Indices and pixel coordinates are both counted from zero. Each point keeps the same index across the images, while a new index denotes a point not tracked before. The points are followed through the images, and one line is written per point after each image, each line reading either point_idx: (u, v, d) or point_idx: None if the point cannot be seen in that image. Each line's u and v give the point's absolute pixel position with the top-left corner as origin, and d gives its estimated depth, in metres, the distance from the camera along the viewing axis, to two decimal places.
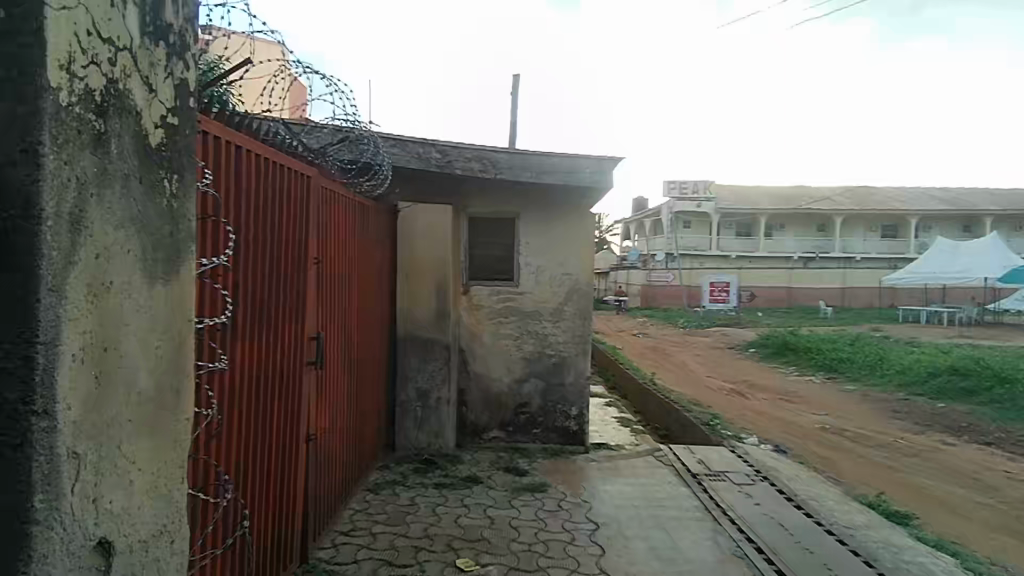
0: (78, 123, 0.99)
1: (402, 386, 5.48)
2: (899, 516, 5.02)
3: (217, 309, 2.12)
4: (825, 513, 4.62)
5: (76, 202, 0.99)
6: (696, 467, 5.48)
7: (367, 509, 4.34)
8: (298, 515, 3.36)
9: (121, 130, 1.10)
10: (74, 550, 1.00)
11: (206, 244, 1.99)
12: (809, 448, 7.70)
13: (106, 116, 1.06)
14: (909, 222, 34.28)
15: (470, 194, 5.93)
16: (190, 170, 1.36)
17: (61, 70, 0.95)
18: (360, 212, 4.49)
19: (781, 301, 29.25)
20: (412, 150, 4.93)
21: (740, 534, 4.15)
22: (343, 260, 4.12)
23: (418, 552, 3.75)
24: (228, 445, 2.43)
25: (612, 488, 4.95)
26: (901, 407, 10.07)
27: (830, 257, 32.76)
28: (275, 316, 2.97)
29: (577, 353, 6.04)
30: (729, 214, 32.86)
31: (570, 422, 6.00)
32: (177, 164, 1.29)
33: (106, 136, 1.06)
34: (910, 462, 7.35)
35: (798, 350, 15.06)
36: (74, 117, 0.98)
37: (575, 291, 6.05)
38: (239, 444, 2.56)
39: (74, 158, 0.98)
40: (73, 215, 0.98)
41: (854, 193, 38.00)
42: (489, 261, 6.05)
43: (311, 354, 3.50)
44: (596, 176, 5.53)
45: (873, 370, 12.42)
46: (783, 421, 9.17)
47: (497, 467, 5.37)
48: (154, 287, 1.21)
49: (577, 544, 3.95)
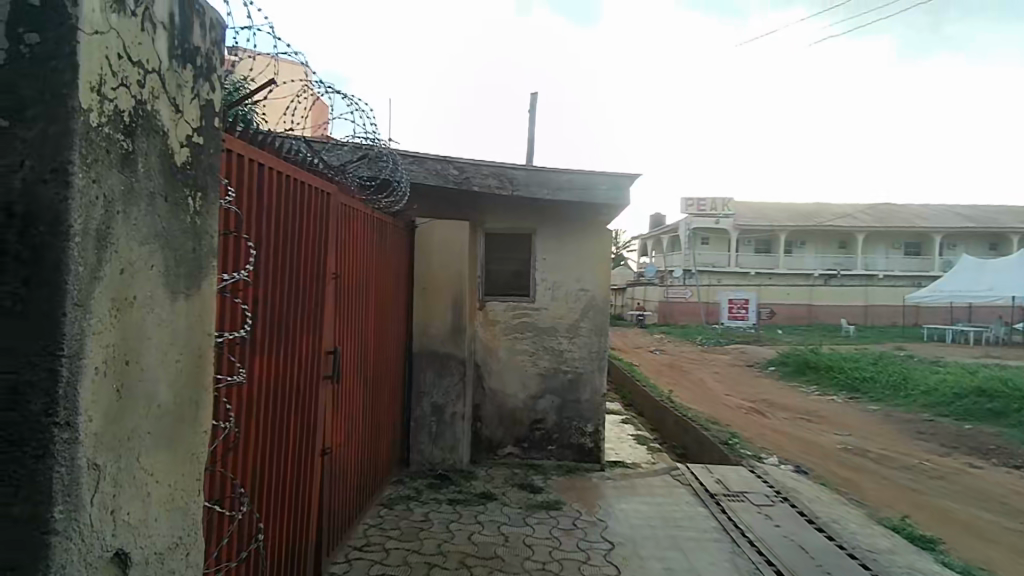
0: (107, 142, 1.02)
1: (417, 401, 5.50)
2: (925, 540, 4.88)
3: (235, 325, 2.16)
4: (847, 536, 4.51)
5: (103, 219, 1.01)
6: (714, 487, 5.39)
7: (380, 524, 4.33)
8: (312, 529, 3.37)
9: (148, 149, 1.13)
10: (91, 560, 1.02)
11: (226, 261, 2.03)
12: (831, 469, 7.54)
13: (133, 136, 1.09)
14: (933, 239, 33.73)
15: (486, 211, 5.98)
16: (214, 187, 1.40)
17: (92, 92, 0.98)
18: (379, 227, 4.55)
19: (802, 318, 28.85)
20: (430, 167, 5.00)
21: (759, 556, 4.07)
22: (361, 274, 4.16)
23: (431, 569, 3.72)
24: (244, 456, 2.45)
25: (628, 507, 4.88)
26: (926, 428, 9.81)
27: (851, 275, 32.31)
28: (293, 330, 3.01)
29: (594, 369, 6.00)
30: (748, 230, 32.67)
31: (585, 439, 5.95)
32: (202, 182, 1.33)
33: (133, 155, 1.09)
34: (936, 485, 7.15)
35: (819, 369, 14.81)
36: (103, 136, 1.01)
37: (591, 307, 6.03)
38: (255, 456, 2.58)
39: (102, 176, 1.01)
40: (99, 232, 1.01)
41: (876, 210, 37.48)
42: (505, 277, 6.07)
43: (328, 368, 3.52)
44: (611, 192, 5.53)
45: (897, 391, 12.14)
46: (804, 441, 8.99)
47: (511, 483, 5.34)
48: (176, 302, 1.24)
49: (591, 563, 3.90)
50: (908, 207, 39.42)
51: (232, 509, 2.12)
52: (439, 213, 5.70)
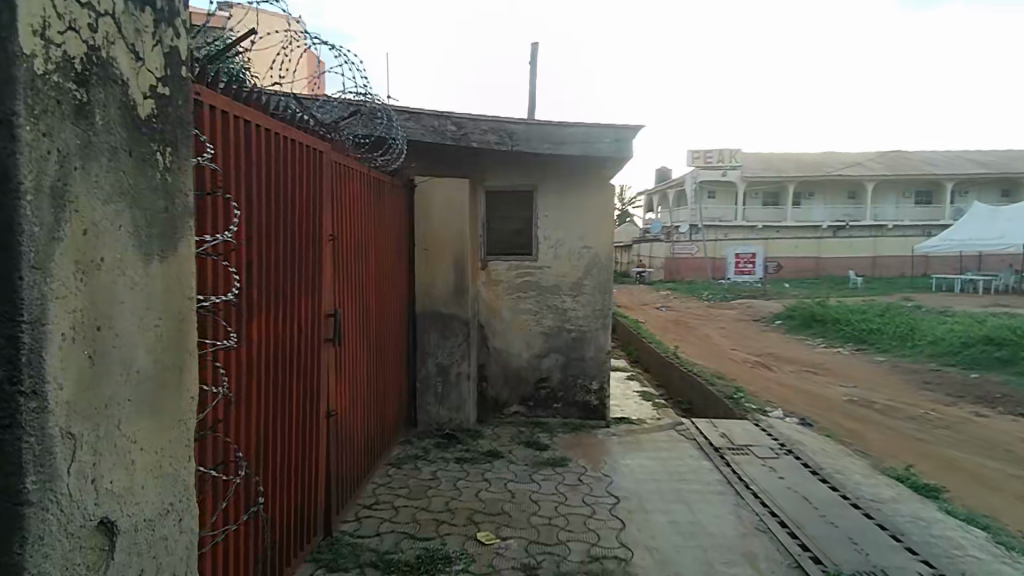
0: (56, 92, 0.95)
1: (422, 361, 5.52)
2: (930, 489, 4.91)
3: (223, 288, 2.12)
4: (852, 487, 4.54)
5: (58, 175, 0.96)
6: (719, 441, 5.42)
7: (389, 483, 4.39)
8: (320, 490, 3.42)
9: (107, 101, 1.06)
10: (73, 531, 1.00)
11: (204, 222, 1.94)
12: (836, 420, 7.58)
13: (88, 85, 1.02)
14: (944, 187, 33.19)
15: (486, 168, 5.86)
16: (185, 139, 1.32)
17: (34, 36, 0.91)
18: (376, 187, 4.46)
19: (809, 271, 28.68)
20: (427, 123, 4.88)
21: (763, 507, 4.11)
22: (359, 234, 4.10)
23: (439, 525, 3.78)
24: (244, 421, 2.44)
25: (633, 462, 4.94)
26: (933, 378, 9.81)
27: (860, 226, 31.97)
28: (290, 293, 2.96)
29: (598, 327, 5.96)
30: (756, 182, 32.23)
31: (590, 396, 5.97)
32: (171, 137, 1.25)
33: (89, 107, 1.02)
34: (941, 434, 7.18)
35: (826, 322, 14.78)
36: (52, 86, 0.94)
37: (595, 265, 5.95)
38: (257, 419, 2.58)
39: (53, 129, 0.95)
40: (55, 188, 0.95)
41: (886, 159, 36.71)
42: (507, 235, 5.99)
43: (329, 331, 3.50)
44: (615, 145, 5.37)
45: (904, 342, 12.12)
46: (810, 393, 9.02)
47: (517, 441, 5.39)
48: (150, 265, 1.19)
49: (597, 517, 3.95)
50: (919, 155, 38.67)
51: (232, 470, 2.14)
52: (439, 171, 5.60)
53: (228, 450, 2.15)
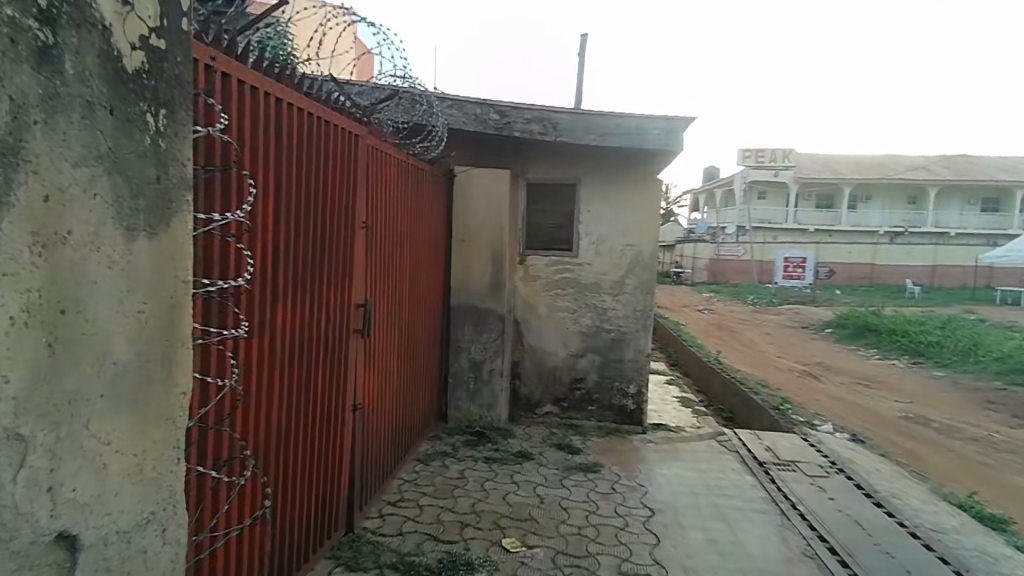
0: (10, 29, 0.82)
1: (455, 355, 5.42)
2: (997, 520, 4.50)
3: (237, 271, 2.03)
4: (909, 514, 4.18)
5: (9, 127, 0.84)
6: (763, 455, 5.11)
7: (415, 480, 4.28)
8: (344, 486, 3.32)
9: (79, 46, 0.93)
10: (19, 549, 0.88)
11: (217, 201, 1.84)
12: (890, 438, 7.12)
13: (55, 26, 0.89)
14: (1015, 194, 31.23)
15: (529, 159, 5.67)
16: (184, 101, 1.20)
17: None
18: (414, 174, 4.32)
19: (861, 278, 27.47)
20: (469, 111, 4.79)
21: (811, 531, 3.81)
22: (393, 223, 3.95)
23: (463, 528, 3.64)
24: (261, 416, 2.33)
25: (670, 473, 4.70)
26: (998, 397, 9.15)
27: (919, 232, 30.42)
28: (319, 281, 2.85)
29: (639, 329, 5.70)
30: (808, 184, 31.06)
31: (627, 400, 5.73)
32: (166, 95, 1.13)
33: (56, 50, 0.90)
34: (1008, 459, 6.65)
35: (880, 332, 14.04)
36: (5, 20, 0.81)
37: (638, 264, 5.69)
38: (276, 414, 2.47)
39: (5, 73, 0.83)
40: (6, 144, 0.84)
41: (951, 162, 34.79)
42: (547, 230, 5.80)
43: (358, 322, 3.37)
44: (664, 138, 5.09)
45: (965, 357, 11.39)
46: (861, 408, 8.54)
47: (548, 443, 5.21)
48: (133, 242, 1.07)
49: (630, 530, 3.74)
50: (989, 158, 36.47)
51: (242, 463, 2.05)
52: (481, 161, 5.45)
53: (238, 447, 2.03)
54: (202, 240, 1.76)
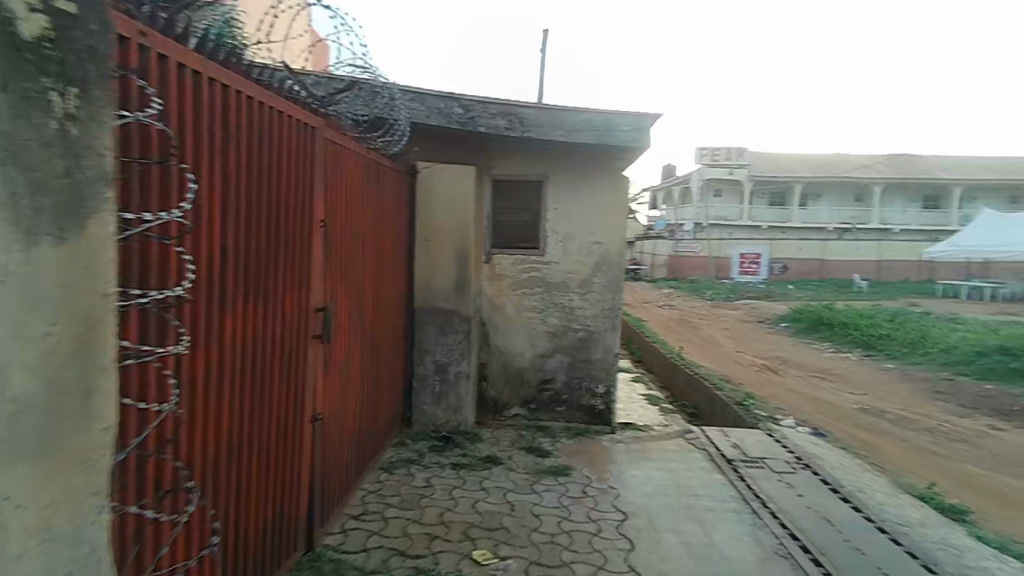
0: None
1: (419, 358, 5.25)
2: (956, 510, 4.61)
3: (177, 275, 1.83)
4: (876, 508, 4.23)
5: None
6: (732, 452, 5.11)
7: (379, 491, 4.09)
8: (303, 502, 3.12)
9: None
10: None
11: (154, 197, 1.65)
12: (848, 431, 7.29)
13: None
14: (953, 192, 32.78)
15: (495, 155, 5.52)
16: (100, 82, 1.09)
17: None
18: (375, 170, 4.13)
19: (813, 273, 28.36)
20: (432, 105, 4.61)
21: (783, 529, 3.80)
22: (354, 222, 3.75)
23: (432, 541, 3.47)
24: (208, 434, 2.12)
25: (640, 473, 4.64)
26: (946, 388, 9.51)
27: (866, 229, 31.61)
28: (273, 286, 2.63)
29: (607, 328, 5.63)
30: (762, 182, 31.86)
31: (596, 401, 5.65)
32: (78, 71, 1.03)
33: None
34: (959, 449, 6.88)
35: (834, 326, 14.46)
36: None
37: (606, 262, 5.61)
38: (225, 432, 2.25)
39: None
40: None
41: (895, 161, 36.26)
42: (513, 227, 5.67)
43: (317, 328, 3.16)
44: (632, 134, 5.02)
45: (914, 349, 11.82)
46: (819, 401, 8.73)
47: (517, 446, 5.09)
48: (34, 251, 0.97)
49: (603, 536, 3.65)
50: (929, 158, 38.18)
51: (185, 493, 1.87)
52: (445, 157, 5.27)
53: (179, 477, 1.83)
54: (130, 244, 1.55)
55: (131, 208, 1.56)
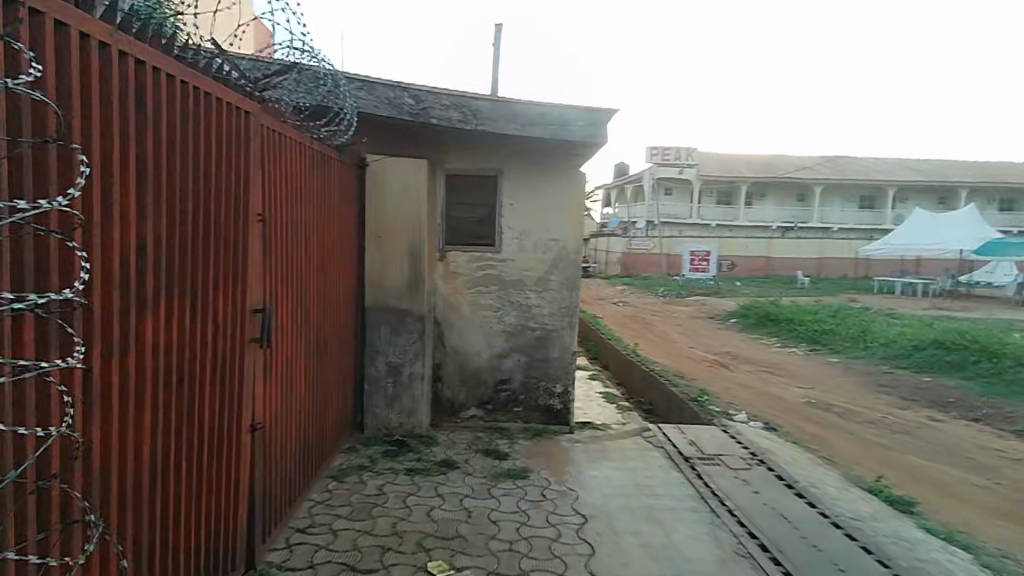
0: None
1: (371, 359, 5.04)
2: (903, 503, 4.73)
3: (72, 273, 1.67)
4: (829, 503, 4.28)
5: None
6: (689, 449, 5.10)
7: (328, 501, 3.85)
8: (242, 517, 2.89)
9: None
10: None
11: (53, 182, 1.51)
12: (797, 424, 7.45)
13: None
14: (888, 192, 34.43)
15: (449, 148, 5.34)
16: None
17: None
18: (319, 161, 3.90)
19: (759, 270, 29.25)
20: (381, 94, 4.44)
21: (742, 528, 3.79)
22: (297, 216, 3.53)
23: (384, 554, 3.28)
24: (121, 449, 1.91)
25: (599, 474, 4.56)
26: (887, 381, 9.90)
27: (809, 228, 32.84)
28: (202, 282, 2.41)
29: (564, 326, 5.54)
30: (711, 181, 32.64)
31: (554, 400, 5.55)
32: None
33: None
34: (901, 440, 7.14)
35: (781, 321, 14.89)
36: None
37: (563, 259, 5.52)
38: (142, 445, 2.04)
39: None
40: None
41: (834, 163, 37.81)
42: (468, 223, 5.50)
43: (255, 330, 2.93)
44: (589, 129, 4.92)
45: (856, 343, 12.27)
46: (769, 395, 8.92)
47: (474, 449, 4.93)
48: None
49: (563, 541, 3.54)
50: (865, 160, 40.02)
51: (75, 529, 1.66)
52: (397, 150, 5.05)
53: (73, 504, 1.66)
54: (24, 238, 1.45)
55: (23, 190, 1.43)
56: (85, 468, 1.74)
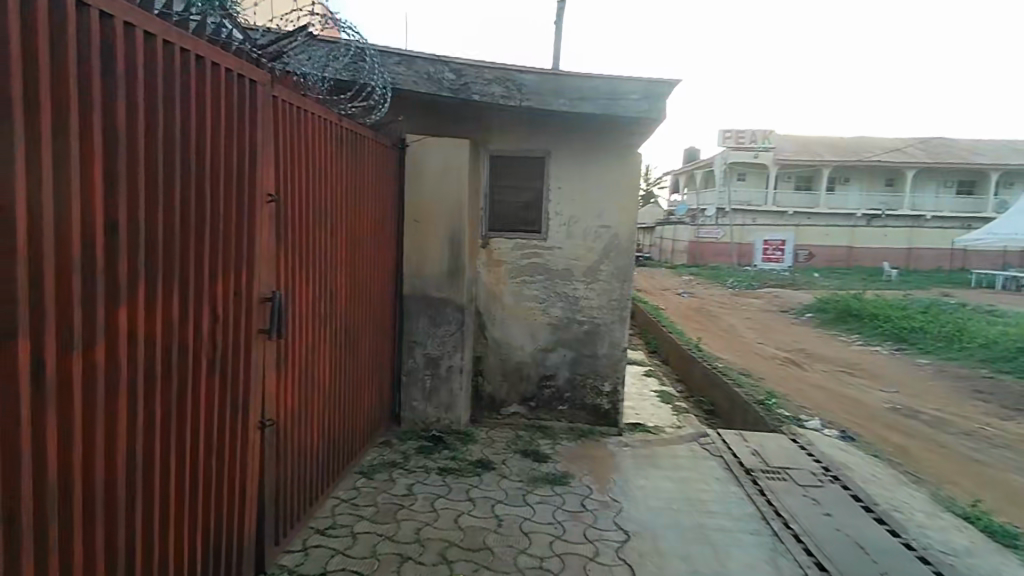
0: None
1: (408, 351, 4.83)
2: (1007, 534, 4.07)
3: (14, 257, 1.48)
4: (916, 532, 3.71)
5: None
6: (751, 460, 4.60)
7: (353, 500, 3.67)
8: (250, 518, 2.72)
9: None
10: None
11: None
12: (878, 433, 6.72)
13: None
14: (991, 177, 31.32)
15: (493, 128, 5.01)
16: None
17: None
18: (349, 140, 3.67)
19: (839, 261, 27.35)
20: (420, 69, 4.16)
21: (808, 557, 3.31)
22: (320, 200, 3.31)
23: (402, 564, 3.04)
24: (80, 450, 1.72)
25: (647, 484, 4.16)
26: (985, 386, 8.84)
27: (897, 215, 30.36)
28: (196, 266, 2.20)
29: (614, 320, 5.14)
30: (789, 165, 30.73)
31: (601, 400, 5.18)
32: None
33: None
34: (1004, 456, 6.28)
35: (862, 316, 13.74)
36: None
37: (614, 248, 5.09)
38: (113, 444, 1.85)
39: None
40: None
41: (929, 145, 34.76)
42: (512, 209, 5.18)
43: (265, 320, 2.72)
44: (644, 104, 4.46)
45: (949, 343, 11.10)
46: (846, 398, 8.14)
47: (513, 449, 4.65)
48: None
49: (600, 561, 3.19)
50: (964, 141, 36.57)
51: (22, 546, 1.54)
52: (438, 130, 4.78)
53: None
54: None
55: None
56: (29, 471, 1.56)
